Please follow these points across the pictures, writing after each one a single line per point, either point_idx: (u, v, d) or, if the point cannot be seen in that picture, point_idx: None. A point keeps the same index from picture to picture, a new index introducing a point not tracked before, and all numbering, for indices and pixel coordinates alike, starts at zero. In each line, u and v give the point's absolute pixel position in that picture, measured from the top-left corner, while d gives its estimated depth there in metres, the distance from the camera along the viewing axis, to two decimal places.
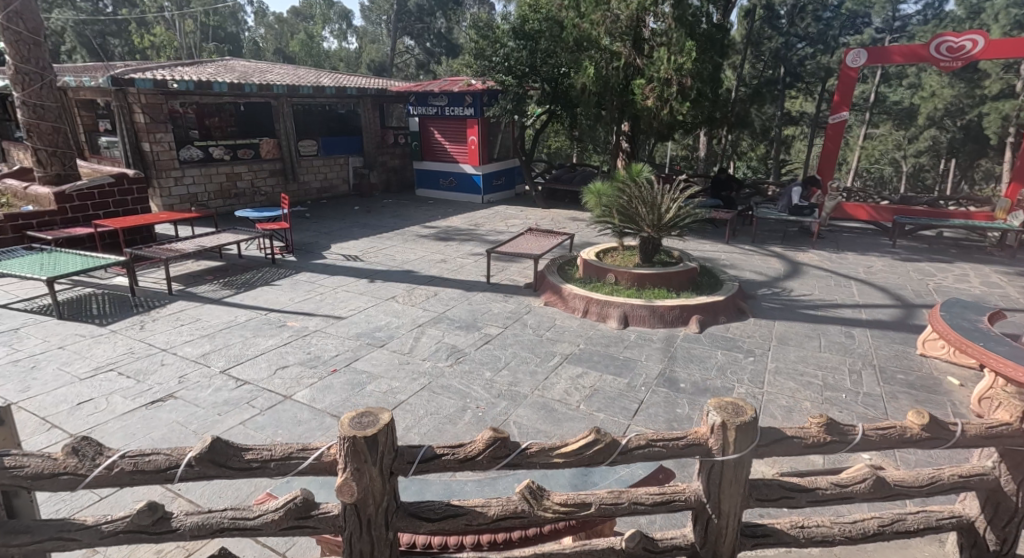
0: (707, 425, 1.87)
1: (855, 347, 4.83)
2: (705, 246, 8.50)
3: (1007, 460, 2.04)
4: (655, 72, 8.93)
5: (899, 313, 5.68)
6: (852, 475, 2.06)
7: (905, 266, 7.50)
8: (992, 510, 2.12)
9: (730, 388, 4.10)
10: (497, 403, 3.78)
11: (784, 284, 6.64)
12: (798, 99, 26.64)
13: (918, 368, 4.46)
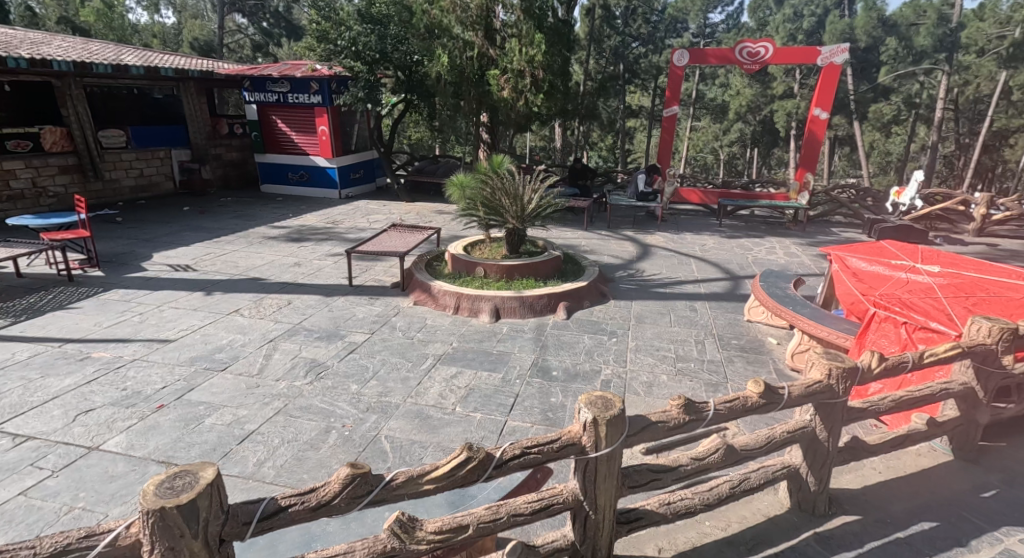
0: (579, 422, 1.87)
1: (698, 319, 5.39)
2: (566, 234, 8.88)
3: (819, 412, 2.56)
4: (509, 63, 9.03)
5: (729, 285, 6.46)
6: (707, 448, 2.29)
7: (731, 242, 8.59)
8: (812, 457, 2.63)
9: (598, 370, 4.27)
10: (366, 418, 3.48)
11: (637, 266, 7.18)
12: (635, 94, 29.15)
13: (747, 332, 5.11)
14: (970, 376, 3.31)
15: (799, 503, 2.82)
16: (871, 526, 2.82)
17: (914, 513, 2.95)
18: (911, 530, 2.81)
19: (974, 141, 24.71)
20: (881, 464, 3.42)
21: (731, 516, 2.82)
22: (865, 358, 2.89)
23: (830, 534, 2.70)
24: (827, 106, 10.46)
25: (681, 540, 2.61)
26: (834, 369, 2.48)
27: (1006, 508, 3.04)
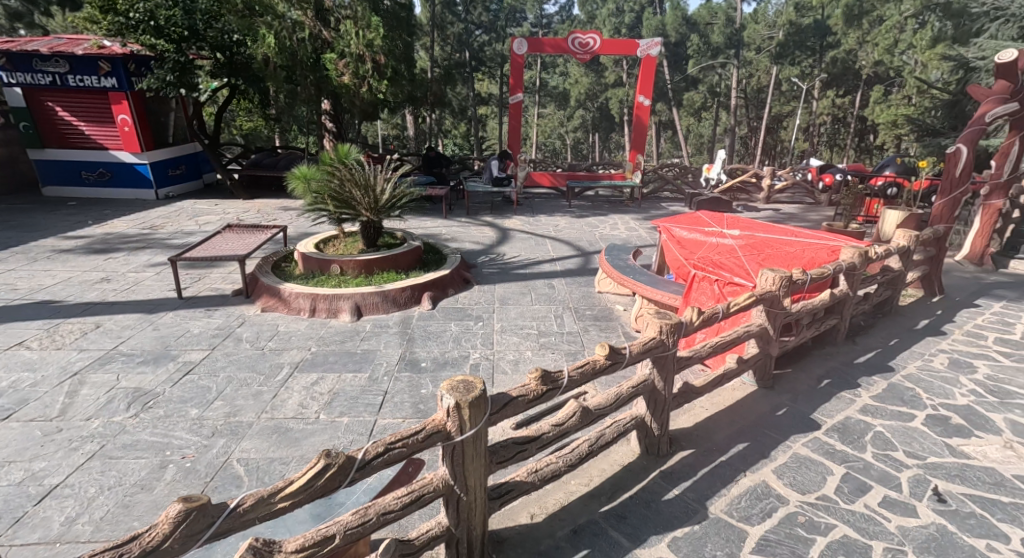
0: (443, 409, 1.88)
1: (556, 295, 5.74)
2: (426, 223, 8.78)
3: (656, 365, 2.96)
4: (345, 47, 8.55)
5: (581, 261, 6.97)
6: (565, 413, 2.48)
7: (580, 221, 9.24)
8: (653, 406, 3.07)
9: (466, 356, 4.32)
10: (212, 444, 3.11)
11: (498, 250, 7.37)
12: (483, 82, 29.63)
13: (599, 303, 5.58)
14: (762, 318, 4.03)
15: (647, 448, 3.30)
16: (702, 455, 3.39)
17: (732, 438, 3.59)
18: (730, 452, 3.44)
19: (761, 124, 29.61)
20: (707, 402, 4.03)
21: (593, 471, 3.18)
22: (688, 314, 3.38)
23: (670, 469, 3.24)
24: (649, 94, 11.71)
25: (552, 503, 2.90)
26: (663, 325, 2.90)
27: (791, 420, 3.82)
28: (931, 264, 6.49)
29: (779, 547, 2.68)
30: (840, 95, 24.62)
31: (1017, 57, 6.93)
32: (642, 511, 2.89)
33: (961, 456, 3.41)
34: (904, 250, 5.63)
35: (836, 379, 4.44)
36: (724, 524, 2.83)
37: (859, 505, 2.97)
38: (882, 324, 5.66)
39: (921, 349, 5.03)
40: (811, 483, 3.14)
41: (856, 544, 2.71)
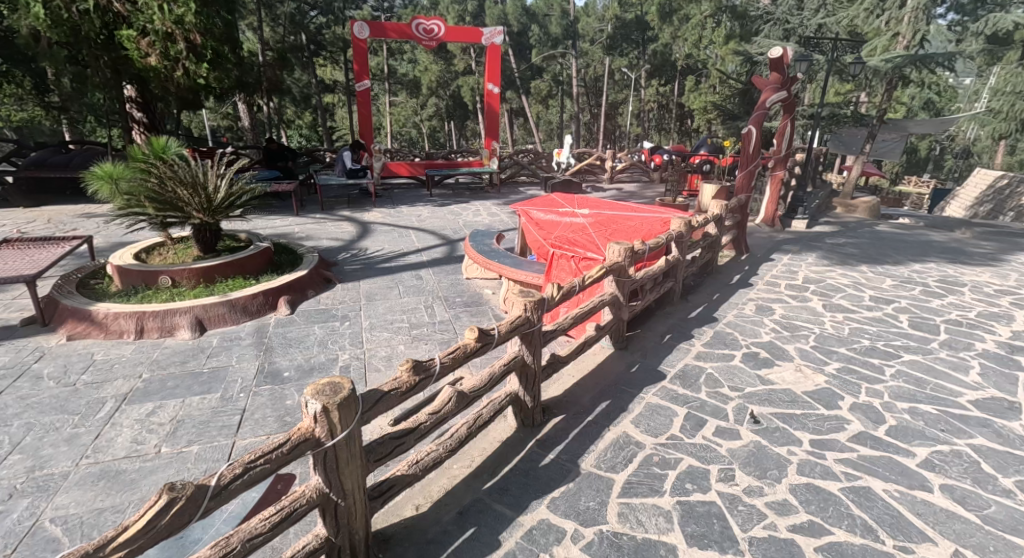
0: (309, 416, 1.79)
1: (425, 286, 5.70)
2: (275, 222, 8.09)
3: (524, 342, 3.25)
4: (146, 22, 7.33)
5: (447, 250, 7.01)
6: (441, 400, 2.53)
7: (443, 210, 9.29)
8: (525, 380, 3.36)
9: (334, 358, 4.10)
10: (15, 506, 2.57)
11: (359, 245, 7.08)
12: (326, 68, 27.85)
13: (468, 289, 5.69)
14: (614, 287, 4.44)
15: (523, 421, 3.50)
16: (572, 418, 3.68)
17: (596, 398, 3.93)
18: (595, 411, 3.77)
19: (600, 111, 32.12)
20: (573, 369, 4.35)
21: (474, 452, 3.29)
22: (549, 291, 3.62)
23: (544, 436, 3.48)
24: (497, 82, 12.02)
25: (436, 490, 2.94)
26: (528, 303, 3.17)
27: (643, 374, 4.30)
28: (739, 228, 7.68)
29: (640, 487, 3.03)
30: (662, 84, 27.68)
31: (784, 53, 8.43)
32: (523, 481, 3.06)
33: (769, 382, 4.15)
34: (718, 217, 6.57)
35: (675, 334, 5.08)
36: (594, 476, 3.12)
37: (698, 437, 3.46)
38: (707, 282, 6.57)
39: (736, 300, 5.95)
40: (660, 426, 3.58)
41: (698, 470, 3.16)
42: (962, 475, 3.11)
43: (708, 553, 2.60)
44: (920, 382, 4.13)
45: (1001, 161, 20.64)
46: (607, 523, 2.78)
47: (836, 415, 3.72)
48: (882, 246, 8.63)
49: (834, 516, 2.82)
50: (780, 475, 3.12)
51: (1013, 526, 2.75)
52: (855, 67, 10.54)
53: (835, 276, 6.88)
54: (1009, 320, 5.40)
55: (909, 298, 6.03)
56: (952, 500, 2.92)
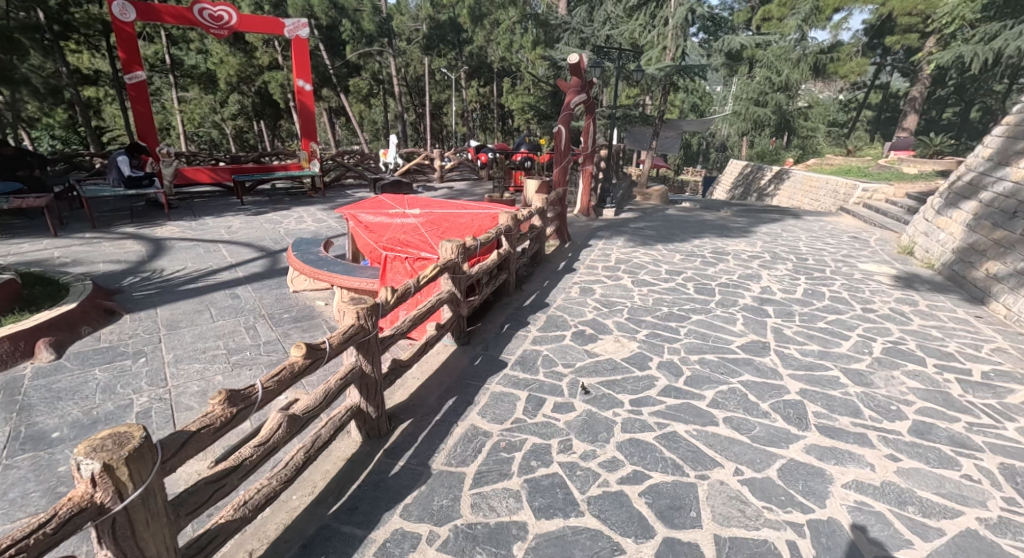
0: (84, 482, 1.57)
1: (242, 305, 5.13)
2: (27, 247, 6.51)
3: (361, 350, 3.13)
4: None
5: (266, 263, 6.41)
6: (269, 428, 2.40)
7: (259, 220, 8.73)
8: (366, 391, 3.23)
9: (127, 405, 3.44)
10: None
11: (152, 266, 6.07)
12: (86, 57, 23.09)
13: (294, 304, 5.27)
14: (450, 284, 4.50)
15: (368, 433, 3.37)
16: (420, 421, 3.64)
17: (443, 397, 3.95)
18: (443, 409, 3.79)
19: (425, 110, 32.11)
20: (418, 371, 4.31)
21: (316, 475, 3.07)
22: (383, 295, 3.54)
23: (392, 445, 3.38)
24: (307, 78, 11.26)
25: (273, 528, 2.69)
26: (360, 311, 3.05)
27: (486, 365, 4.44)
28: (560, 219, 8.36)
29: (490, 475, 3.14)
30: (481, 85, 28.71)
31: (580, 60, 9.35)
32: (372, 495, 2.96)
33: (594, 355, 4.62)
34: (541, 210, 7.06)
35: (513, 322, 5.35)
36: (446, 474, 3.14)
37: (540, 415, 3.71)
38: (537, 271, 7.04)
39: (563, 285, 6.49)
40: (505, 412, 3.75)
41: (540, 447, 3.39)
42: (737, 407, 3.84)
43: (555, 521, 2.82)
44: (705, 336, 5.00)
45: (747, 153, 25.92)
46: (461, 517, 2.83)
47: (647, 374, 4.31)
48: (672, 227, 10.19)
49: (652, 462, 3.27)
50: (608, 435, 3.51)
51: (773, 439, 3.48)
52: (638, 74, 12.15)
53: (639, 255, 7.92)
54: (760, 278, 6.81)
55: (693, 268, 7.22)
56: (732, 429, 3.59)
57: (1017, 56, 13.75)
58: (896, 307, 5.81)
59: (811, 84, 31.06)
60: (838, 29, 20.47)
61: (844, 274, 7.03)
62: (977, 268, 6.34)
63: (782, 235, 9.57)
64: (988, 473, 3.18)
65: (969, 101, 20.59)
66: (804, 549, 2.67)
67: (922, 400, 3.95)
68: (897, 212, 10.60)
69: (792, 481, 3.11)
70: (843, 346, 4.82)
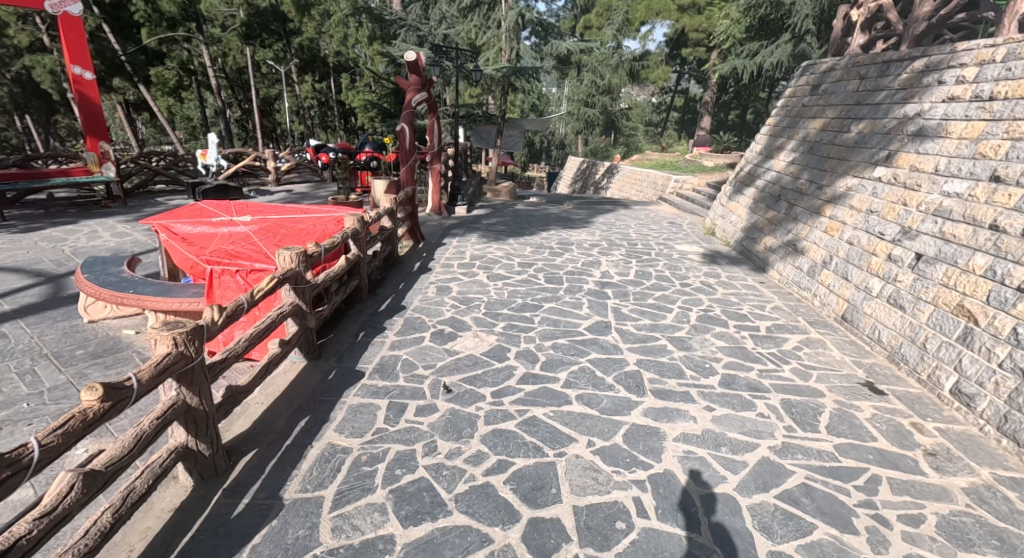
0: None
1: (14, 345, 4.17)
2: None
3: (183, 382, 2.73)
4: None
5: (46, 290, 5.30)
6: (57, 494, 2.01)
7: (31, 238, 7.18)
8: (194, 426, 2.83)
9: None
10: None
11: None
12: None
13: (90, 336, 4.43)
14: (292, 296, 4.13)
15: (201, 475, 2.95)
16: (266, 450, 3.30)
17: (294, 419, 3.63)
18: (294, 433, 3.48)
19: (252, 106, 29.10)
20: (262, 395, 3.90)
21: (135, 534, 2.63)
22: (208, 314, 3.12)
23: (233, 482, 3.01)
24: (86, 65, 9.43)
25: None
26: (179, 337, 2.64)
27: (340, 379, 4.19)
28: (412, 219, 8.22)
29: (351, 493, 2.97)
30: (316, 81, 26.92)
31: (418, 57, 9.22)
32: (208, 544, 2.61)
33: (454, 353, 4.64)
34: (390, 210, 6.85)
35: (369, 329, 5.12)
36: (301, 501, 2.90)
37: (402, 422, 3.61)
38: (392, 274, 6.83)
39: (419, 286, 6.38)
40: (365, 425, 3.57)
41: (405, 454, 3.30)
42: (587, 384, 4.16)
43: (423, 527, 2.77)
44: (556, 323, 5.33)
45: (582, 150, 28.19)
46: (321, 544, 2.64)
47: (505, 365, 4.45)
48: (521, 221, 10.66)
49: (514, 448, 3.38)
50: (472, 430, 3.55)
51: (617, 408, 3.84)
52: (476, 74, 12.38)
53: (492, 250, 8.13)
54: (599, 264, 7.44)
55: (542, 260, 7.62)
56: (584, 405, 3.88)
57: (773, 70, 16.94)
58: (705, 281, 6.80)
59: (630, 88, 34.77)
60: (645, 40, 23.22)
61: (666, 255, 8.03)
62: (758, 243, 7.70)
63: (615, 223, 10.60)
64: (775, 409, 3.88)
65: (746, 105, 24.87)
66: (647, 501, 3.00)
67: (728, 356, 4.68)
68: (701, 199, 12.40)
69: (635, 443, 3.47)
70: (669, 317, 5.50)
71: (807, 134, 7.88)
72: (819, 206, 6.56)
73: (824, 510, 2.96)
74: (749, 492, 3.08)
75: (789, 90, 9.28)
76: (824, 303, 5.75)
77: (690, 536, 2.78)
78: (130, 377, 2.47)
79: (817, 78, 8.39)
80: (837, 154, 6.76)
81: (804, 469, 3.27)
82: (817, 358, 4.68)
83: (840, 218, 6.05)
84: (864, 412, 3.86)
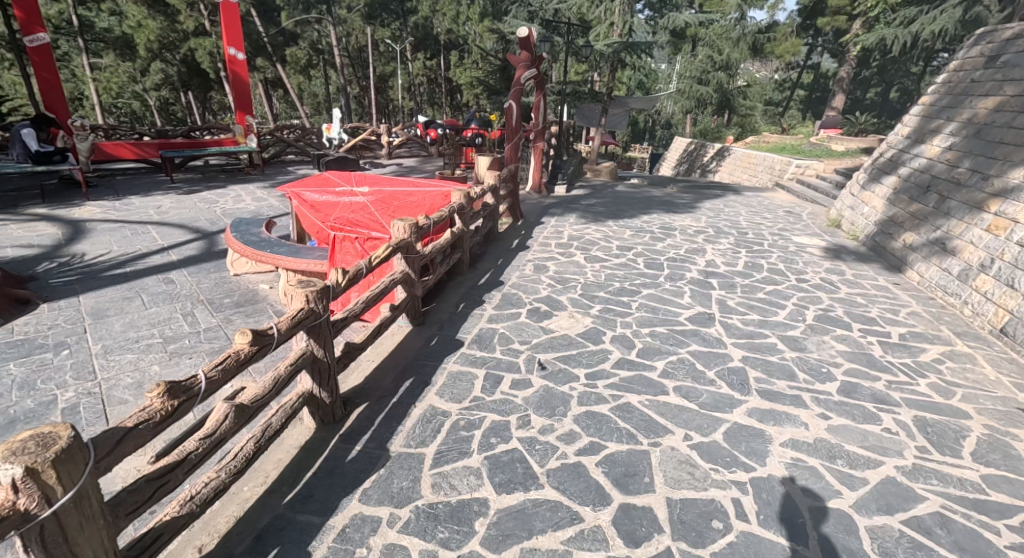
0: (5, 488, 1.50)
1: (178, 290, 4.87)
2: None
3: (313, 335, 3.02)
4: None
5: (202, 245, 6.12)
6: (215, 420, 2.34)
7: (191, 198, 8.30)
8: (319, 376, 3.14)
9: (52, 400, 3.29)
10: None
11: (71, 251, 5.72)
12: None
13: (235, 288, 5.06)
14: (403, 265, 4.39)
15: (322, 419, 3.28)
16: (375, 404, 3.58)
17: (399, 379, 3.89)
18: (400, 391, 3.73)
19: (368, 83, 30.88)
20: (373, 354, 4.22)
21: (268, 465, 2.99)
22: (334, 277, 3.41)
23: (348, 429, 3.31)
24: (239, 46, 10.55)
25: (222, 522, 2.61)
26: (311, 294, 2.93)
27: (441, 345, 4.41)
28: (513, 197, 8.30)
29: (449, 454, 3.14)
30: (428, 58, 27.82)
31: (530, 33, 9.18)
32: (326, 482, 2.91)
33: (549, 331, 4.66)
34: (494, 187, 6.97)
35: (469, 301, 5.31)
36: (404, 456, 3.12)
37: (498, 393, 3.72)
38: (491, 249, 6.98)
39: (517, 262, 6.47)
40: (463, 391, 3.73)
41: (499, 423, 3.41)
42: (686, 376, 4.00)
43: (515, 496, 2.86)
44: (655, 310, 5.15)
45: (691, 130, 26.58)
46: (422, 497, 2.82)
47: (600, 348, 4.40)
48: (621, 203, 10.35)
49: (607, 432, 3.36)
50: (565, 409, 3.57)
51: (718, 404, 3.65)
52: (586, 50, 12.08)
53: (590, 231, 8.01)
54: (705, 252, 7.05)
55: (643, 244, 7.37)
56: (681, 396, 3.74)
57: (932, 40, 14.69)
58: (827, 277, 6.17)
59: (750, 63, 32.01)
60: (775, 10, 21.13)
61: (781, 247, 7.40)
62: (896, 239, 6.81)
63: (724, 210, 9.92)
64: (906, 426, 3.46)
65: (891, 80, 21.85)
66: (747, 505, 2.84)
67: (849, 362, 4.24)
68: (826, 187, 11.21)
69: (736, 443, 3.28)
70: (781, 314, 5.09)
71: (973, 115, 6.76)
72: (982, 200, 5.64)
73: (962, 546, 2.61)
74: (869, 512, 2.80)
75: (953, 64, 7.99)
76: (976, 312, 4.98)
77: (796, 548, 2.60)
78: (271, 326, 2.78)
79: (995, 49, 7.11)
80: (1013, 140, 5.73)
81: (940, 496, 2.91)
82: (961, 375, 4.10)
83: (1009, 216, 5.17)
84: (1021, 443, 3.33)
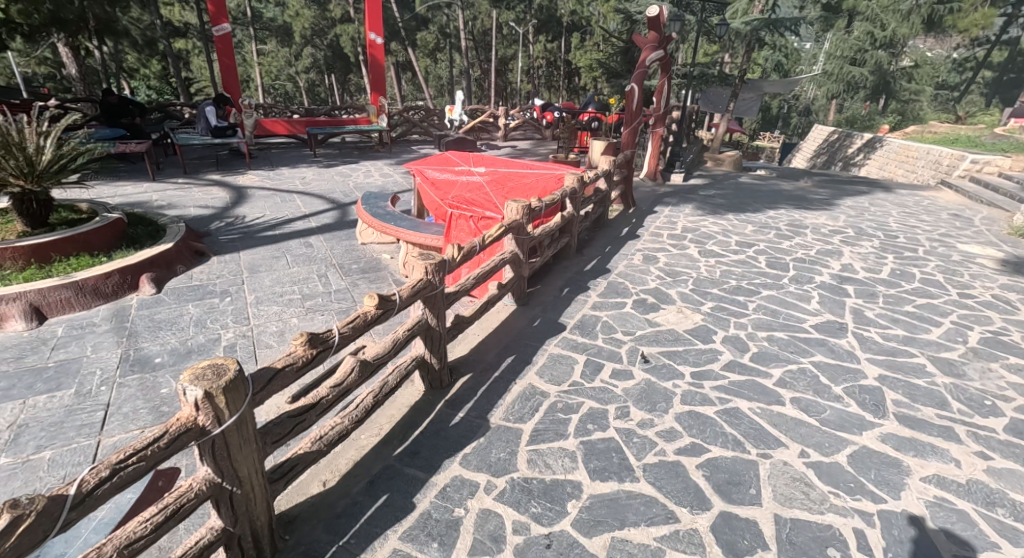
0: (189, 405, 1.81)
1: (315, 254, 5.44)
2: (130, 190, 7.38)
3: (428, 305, 3.22)
4: None
5: (337, 214, 6.75)
6: (343, 373, 2.61)
7: (329, 171, 9.17)
8: (430, 343, 3.34)
9: (216, 339, 3.87)
10: None
11: (235, 213, 6.62)
12: None
13: (362, 255, 5.52)
14: (513, 245, 4.48)
15: (430, 384, 3.50)
16: (479, 376, 3.73)
17: (502, 355, 4.01)
18: (502, 367, 3.85)
19: (490, 66, 31.54)
20: (479, 328, 4.38)
21: (382, 420, 3.27)
22: (450, 252, 3.58)
23: (453, 396, 3.50)
24: (378, 31, 11.32)
25: (343, 464, 2.91)
26: (430, 266, 3.11)
27: (543, 327, 4.46)
28: (626, 184, 8.06)
29: (546, 433, 3.19)
30: (550, 40, 27.69)
31: (660, 12, 8.74)
32: (431, 442, 3.11)
33: (655, 325, 4.50)
34: (608, 172, 6.82)
35: (574, 286, 5.30)
36: (503, 429, 3.22)
37: (597, 381, 3.69)
38: (599, 236, 6.87)
39: (625, 251, 6.30)
40: (563, 375, 3.75)
41: (598, 411, 3.38)
42: (807, 388, 3.65)
43: (609, 484, 2.83)
44: (775, 313, 4.75)
45: (835, 117, 23.74)
46: (518, 471, 2.91)
47: (710, 347, 4.16)
48: (744, 196, 9.60)
49: (711, 435, 3.19)
50: (667, 406, 3.44)
51: (843, 424, 3.30)
52: (721, 29, 11.24)
53: (708, 224, 7.55)
54: (841, 255, 6.32)
55: (767, 241, 6.79)
56: (800, 409, 3.43)
57: None
58: (999, 295, 5.23)
59: (920, 40, 27.64)
60: None
61: (939, 255, 6.40)
62: None
63: (869, 209, 8.78)
64: None
65: None
66: (872, 538, 2.55)
67: (1021, 397, 3.59)
68: (1009, 189, 9.43)
69: (864, 469, 2.95)
70: (932, 332, 4.43)
71: None
72: None
73: None
74: None
75: None
76: None
77: None
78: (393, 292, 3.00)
79: None
80: None
81: None
82: None
83: None
84: None
